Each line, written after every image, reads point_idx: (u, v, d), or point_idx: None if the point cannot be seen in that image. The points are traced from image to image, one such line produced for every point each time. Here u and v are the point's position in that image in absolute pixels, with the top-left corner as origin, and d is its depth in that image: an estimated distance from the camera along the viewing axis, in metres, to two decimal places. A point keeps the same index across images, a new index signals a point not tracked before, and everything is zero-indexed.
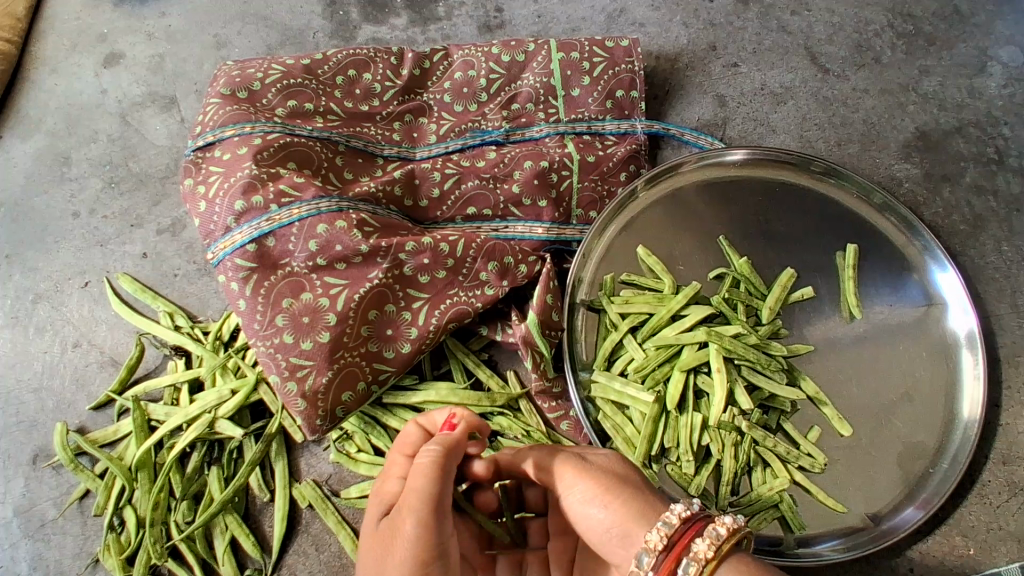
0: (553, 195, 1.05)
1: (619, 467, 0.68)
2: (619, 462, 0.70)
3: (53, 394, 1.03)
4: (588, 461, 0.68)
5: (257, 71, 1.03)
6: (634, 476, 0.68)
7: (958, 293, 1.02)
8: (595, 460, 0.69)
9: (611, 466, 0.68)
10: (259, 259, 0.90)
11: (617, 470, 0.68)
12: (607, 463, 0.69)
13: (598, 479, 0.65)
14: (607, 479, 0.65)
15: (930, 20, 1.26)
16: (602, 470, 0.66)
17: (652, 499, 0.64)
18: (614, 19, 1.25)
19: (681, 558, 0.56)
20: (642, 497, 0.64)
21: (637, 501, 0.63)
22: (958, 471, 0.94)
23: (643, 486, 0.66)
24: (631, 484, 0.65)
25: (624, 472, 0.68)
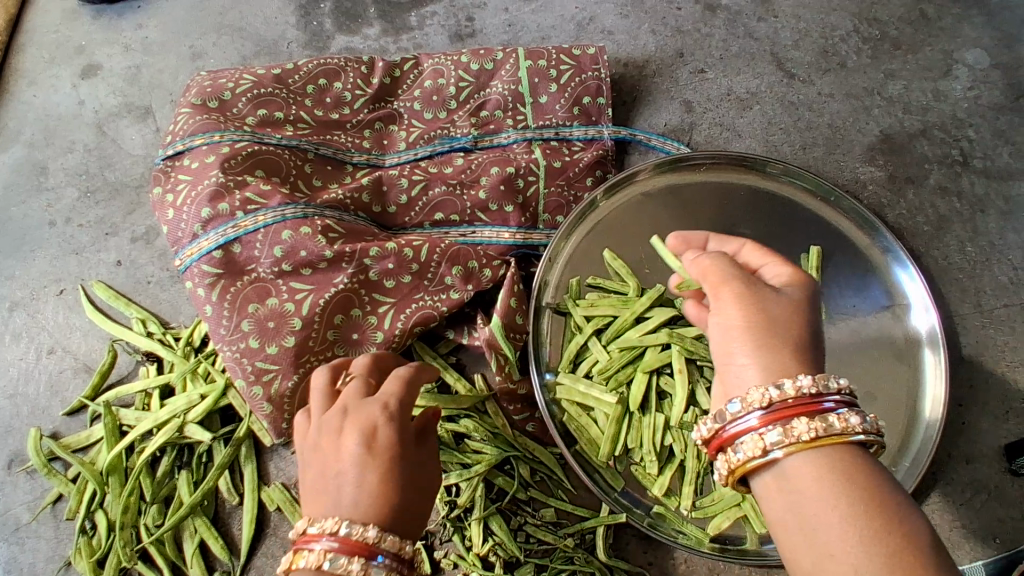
0: (519, 201, 1.07)
1: (796, 306, 0.61)
2: (797, 298, 0.62)
3: (28, 400, 1.05)
4: (761, 291, 0.61)
5: (228, 81, 1.05)
6: (803, 324, 0.60)
7: (921, 292, 1.03)
8: (771, 290, 0.61)
9: (781, 306, 0.61)
10: (225, 265, 0.91)
11: (790, 305, 0.61)
12: (784, 298, 0.61)
13: (751, 313, 0.60)
14: (762, 320, 0.59)
15: (897, 25, 1.28)
16: (764, 306, 0.60)
17: (805, 354, 0.59)
18: (583, 27, 1.27)
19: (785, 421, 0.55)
20: (792, 348, 0.58)
21: (784, 353, 0.58)
22: (920, 470, 0.96)
23: (807, 335, 0.60)
24: (791, 331, 0.59)
25: (796, 317, 0.60)
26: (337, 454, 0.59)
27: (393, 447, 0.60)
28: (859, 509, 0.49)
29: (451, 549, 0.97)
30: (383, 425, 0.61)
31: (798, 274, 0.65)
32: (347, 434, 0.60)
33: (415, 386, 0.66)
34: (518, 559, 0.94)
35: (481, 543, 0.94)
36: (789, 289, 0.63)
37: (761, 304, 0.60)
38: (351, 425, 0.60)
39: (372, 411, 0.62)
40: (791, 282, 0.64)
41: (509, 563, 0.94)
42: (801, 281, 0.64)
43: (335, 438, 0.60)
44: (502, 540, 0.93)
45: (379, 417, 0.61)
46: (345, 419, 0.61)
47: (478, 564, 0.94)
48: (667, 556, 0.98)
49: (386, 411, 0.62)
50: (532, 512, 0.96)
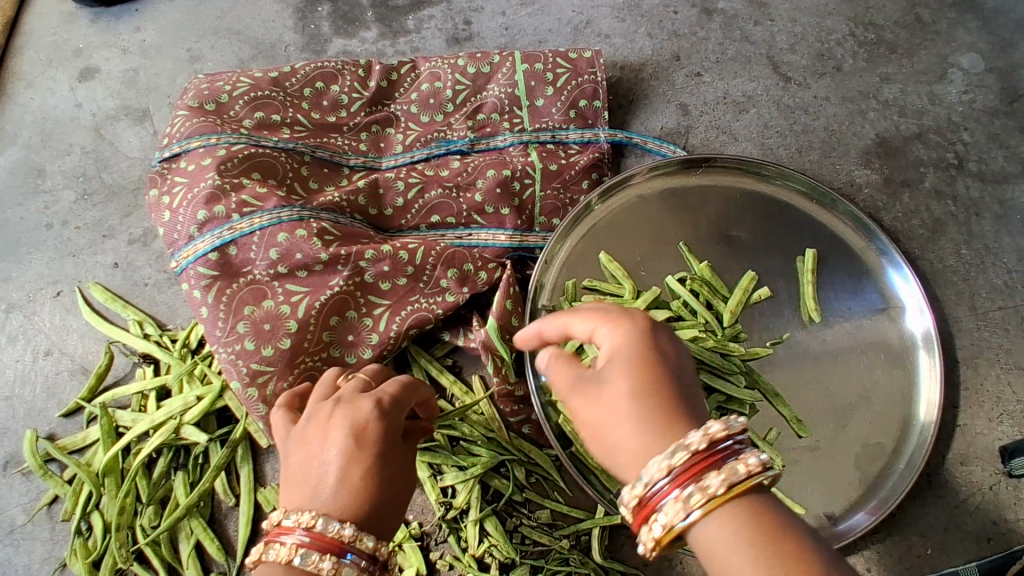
0: (516, 203, 1.07)
1: (628, 378, 0.57)
2: (606, 367, 0.59)
3: (24, 402, 1.05)
4: (593, 391, 0.59)
5: (225, 84, 1.06)
6: (659, 392, 0.57)
7: (914, 294, 1.04)
8: (616, 369, 0.59)
9: (600, 399, 0.58)
10: (221, 267, 0.92)
11: (640, 373, 0.57)
12: (612, 376, 0.58)
13: (598, 415, 0.58)
14: (601, 422, 0.58)
15: (892, 29, 1.29)
16: (612, 391, 0.58)
17: (668, 422, 0.55)
18: (580, 31, 1.28)
19: (698, 478, 0.51)
20: (653, 424, 0.55)
21: (639, 435, 0.55)
22: (915, 471, 0.96)
23: (665, 402, 0.56)
24: (645, 407, 0.56)
25: (644, 390, 0.57)
26: (323, 445, 0.62)
27: (375, 444, 0.63)
28: (792, 555, 0.47)
29: (446, 551, 0.97)
30: (370, 422, 0.64)
31: (621, 338, 0.60)
32: (337, 427, 0.63)
33: (408, 393, 0.70)
34: (513, 560, 0.94)
35: (476, 544, 0.94)
36: (608, 364, 0.59)
37: (606, 395, 0.58)
38: (341, 418, 0.64)
39: (365, 407, 0.65)
40: (608, 349, 0.60)
41: (504, 564, 0.94)
42: (620, 351, 0.59)
43: (326, 430, 0.63)
44: (498, 541, 0.93)
45: (369, 414, 0.64)
46: (338, 412, 0.65)
47: (474, 565, 0.94)
48: (662, 558, 0.98)
49: (376, 409, 0.65)
50: (527, 514, 0.97)
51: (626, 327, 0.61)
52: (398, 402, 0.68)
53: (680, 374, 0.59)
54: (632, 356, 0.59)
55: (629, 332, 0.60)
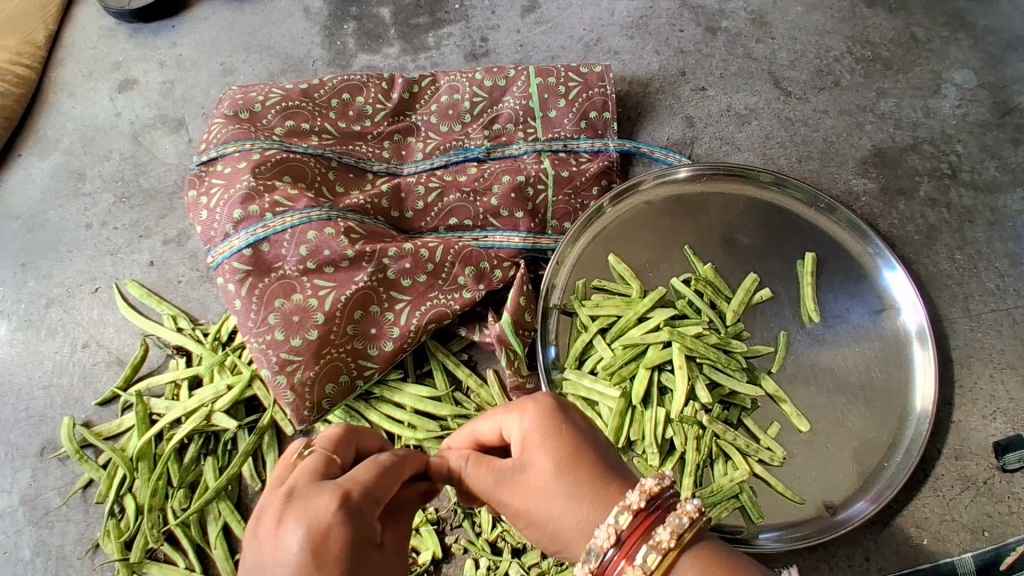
0: (529, 207, 1.13)
1: (549, 452, 0.59)
2: (525, 448, 0.60)
3: (62, 390, 1.11)
4: (510, 488, 0.59)
5: (258, 94, 1.13)
6: (578, 456, 0.59)
7: (907, 293, 1.08)
8: (531, 457, 0.59)
9: (523, 489, 0.59)
10: (254, 262, 0.98)
11: (559, 448, 0.59)
12: (533, 460, 0.59)
13: (528, 506, 0.58)
14: (527, 515, 0.59)
15: (888, 46, 1.35)
16: (540, 472, 0.58)
17: (598, 485, 0.57)
18: (591, 47, 1.35)
19: (643, 540, 0.53)
20: (586, 492, 0.57)
21: (576, 508, 0.57)
22: (910, 462, 0.99)
23: (592, 465, 0.58)
24: (572, 477, 0.58)
25: (562, 468, 0.58)
26: (278, 559, 0.45)
27: (346, 559, 0.46)
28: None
29: (461, 535, 1.01)
30: (339, 526, 0.47)
31: (526, 424, 0.61)
32: (295, 534, 0.46)
33: (384, 480, 0.54)
34: (525, 545, 0.98)
35: (490, 529, 0.99)
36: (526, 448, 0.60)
37: (531, 482, 0.58)
38: (301, 516, 0.47)
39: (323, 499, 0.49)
40: (521, 433, 0.60)
41: (516, 549, 0.99)
42: (529, 437, 0.60)
43: (282, 537, 0.46)
44: (510, 526, 0.98)
45: (336, 513, 0.48)
46: (295, 509, 0.48)
47: (487, 549, 0.98)
48: None
49: (344, 506, 0.49)
50: None
51: (537, 404, 0.62)
52: (370, 494, 0.52)
53: (587, 437, 0.61)
54: (555, 430, 0.60)
55: (543, 409, 0.61)
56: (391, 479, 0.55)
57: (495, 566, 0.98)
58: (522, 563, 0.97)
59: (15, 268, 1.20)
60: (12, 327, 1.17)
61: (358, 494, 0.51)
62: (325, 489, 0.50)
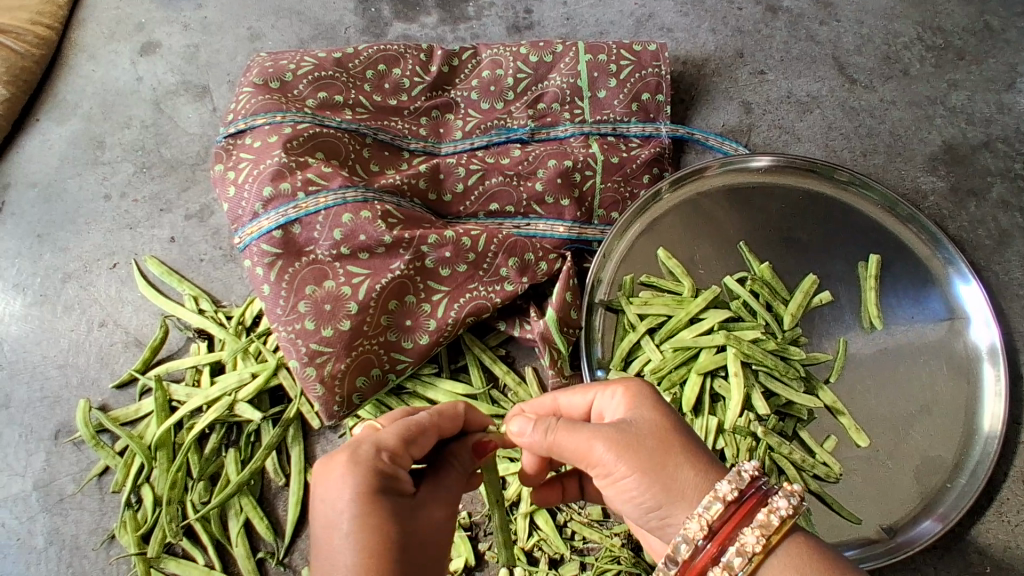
0: (576, 194, 1.05)
1: (657, 414, 0.60)
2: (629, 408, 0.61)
3: (78, 371, 1.06)
4: (616, 441, 0.58)
5: (289, 62, 1.04)
6: (684, 427, 0.60)
7: (981, 306, 1.01)
8: (637, 416, 0.59)
9: (633, 437, 0.57)
10: (284, 245, 0.91)
11: (666, 413, 0.60)
12: (640, 417, 0.59)
13: (639, 455, 0.56)
14: (636, 468, 0.56)
15: (961, 34, 1.24)
16: (650, 426, 0.58)
17: (705, 454, 0.58)
18: (643, 23, 1.26)
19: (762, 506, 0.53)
20: (696, 454, 0.57)
21: (688, 464, 0.56)
22: (977, 486, 0.93)
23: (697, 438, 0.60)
24: (682, 438, 0.58)
25: (671, 430, 0.58)
26: (328, 512, 0.53)
27: (383, 510, 0.54)
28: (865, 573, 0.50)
29: (494, 543, 0.96)
30: (373, 480, 0.55)
31: (628, 392, 0.62)
32: (338, 489, 0.54)
33: (416, 436, 0.61)
34: (562, 556, 0.93)
35: (525, 537, 0.94)
36: (632, 409, 0.61)
37: (641, 432, 0.58)
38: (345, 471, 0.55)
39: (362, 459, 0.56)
40: (625, 399, 0.62)
41: (552, 560, 0.94)
42: (633, 401, 0.61)
43: (333, 491, 0.54)
44: (547, 535, 0.93)
45: (370, 468, 0.55)
46: (337, 465, 0.56)
47: (522, 558, 0.93)
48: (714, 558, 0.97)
49: (378, 461, 0.56)
50: (578, 509, 0.95)
51: (638, 380, 0.64)
52: (403, 449, 0.59)
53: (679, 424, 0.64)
54: (658, 401, 0.62)
55: (642, 383, 0.64)
56: (426, 436, 0.62)
57: None
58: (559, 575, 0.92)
59: (30, 239, 1.14)
60: (28, 302, 1.11)
61: (393, 452, 0.58)
62: (362, 450, 0.57)
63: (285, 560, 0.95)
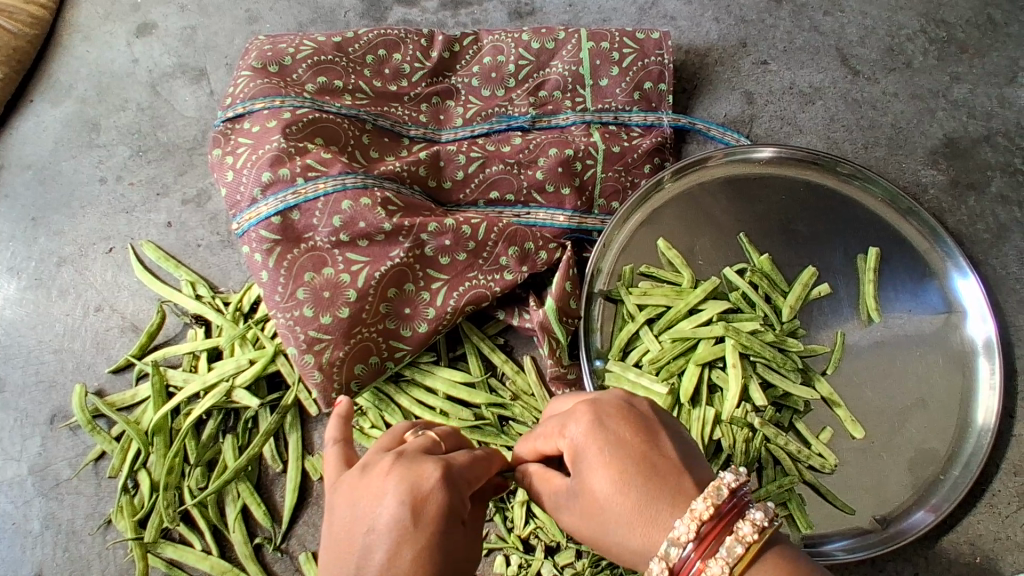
0: (576, 183, 1.05)
1: (596, 474, 0.55)
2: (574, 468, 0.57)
3: (74, 356, 1.05)
4: (571, 511, 0.58)
5: (289, 46, 1.03)
6: (627, 473, 0.54)
7: (978, 301, 1.01)
8: (579, 481, 0.56)
9: (581, 511, 0.57)
10: (283, 231, 0.91)
11: (605, 470, 0.55)
12: (580, 484, 0.56)
13: (586, 526, 0.57)
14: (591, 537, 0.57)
15: (964, 28, 1.23)
16: (593, 496, 0.55)
17: (651, 507, 0.53)
18: (646, 11, 1.24)
19: (721, 540, 0.50)
20: (639, 515, 0.53)
21: (631, 532, 0.53)
22: (970, 478, 0.94)
23: (642, 480, 0.54)
24: (621, 503, 0.53)
25: (610, 498, 0.54)
26: (374, 517, 0.48)
27: (447, 502, 0.50)
28: None
29: (491, 530, 0.97)
30: (426, 487, 0.50)
31: (573, 451, 0.57)
32: (385, 491, 0.49)
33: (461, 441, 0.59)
34: (559, 544, 0.94)
35: (522, 525, 0.94)
36: (576, 469, 0.57)
37: (585, 502, 0.56)
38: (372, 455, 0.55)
39: (419, 460, 0.52)
40: (570, 454, 0.58)
41: (549, 547, 0.95)
42: (576, 462, 0.57)
43: (360, 488, 0.51)
44: (544, 524, 0.94)
45: (422, 465, 0.51)
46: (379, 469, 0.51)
47: (519, 546, 0.94)
48: None
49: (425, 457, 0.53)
50: None
51: (582, 419, 0.58)
52: (436, 441, 0.57)
53: (637, 445, 0.55)
54: (597, 456, 0.55)
55: (583, 431, 0.57)
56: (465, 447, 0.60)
57: (527, 564, 0.94)
58: (556, 563, 0.93)
59: (25, 222, 1.13)
60: (22, 286, 1.10)
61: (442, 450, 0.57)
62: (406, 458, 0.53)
63: (282, 546, 0.95)
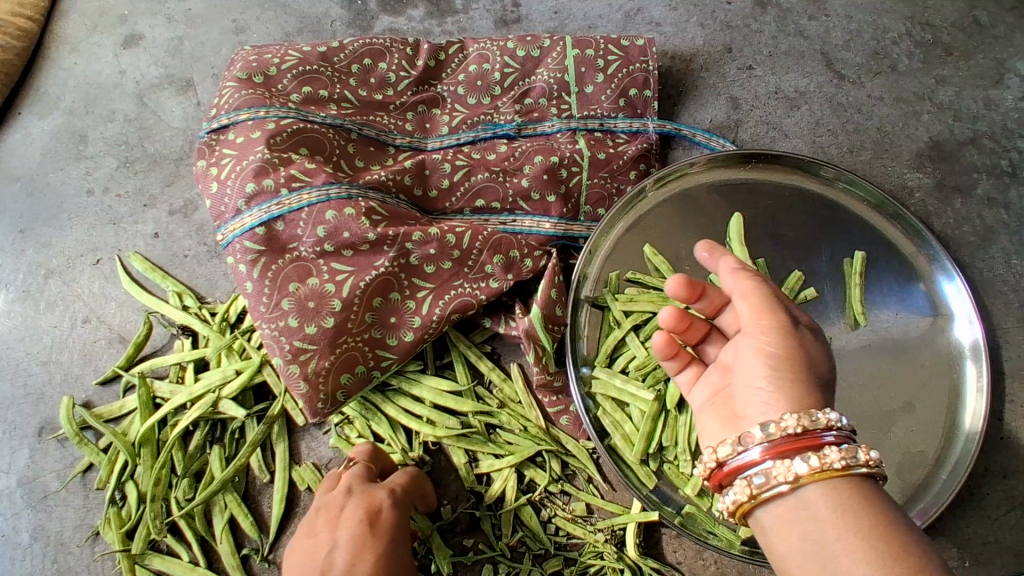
0: (562, 191, 1.05)
1: (760, 344, 0.65)
2: (765, 311, 0.66)
3: (61, 368, 1.05)
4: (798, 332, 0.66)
5: (273, 57, 1.03)
6: (795, 356, 0.64)
7: (964, 304, 1.02)
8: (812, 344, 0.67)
9: (812, 350, 0.65)
10: (268, 242, 0.91)
11: (810, 352, 0.65)
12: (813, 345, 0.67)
13: (806, 360, 0.64)
14: (789, 354, 0.64)
15: (950, 30, 1.24)
16: (767, 351, 0.64)
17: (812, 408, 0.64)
18: (631, 17, 1.25)
19: (784, 458, 0.58)
20: (779, 387, 0.62)
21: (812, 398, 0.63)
22: (958, 482, 0.95)
23: (798, 372, 0.63)
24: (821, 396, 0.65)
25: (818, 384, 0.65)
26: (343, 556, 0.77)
27: (388, 535, 0.80)
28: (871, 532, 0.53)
29: (480, 538, 0.98)
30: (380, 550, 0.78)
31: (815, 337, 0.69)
32: (351, 519, 0.80)
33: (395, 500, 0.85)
34: (547, 551, 0.95)
35: (510, 533, 0.96)
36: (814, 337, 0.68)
37: (813, 355, 0.65)
38: (354, 514, 0.80)
39: (379, 495, 0.83)
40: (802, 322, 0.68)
41: (537, 556, 0.96)
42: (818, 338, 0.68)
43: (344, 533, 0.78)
44: (532, 532, 0.96)
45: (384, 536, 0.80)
46: (357, 527, 0.79)
47: (507, 553, 0.95)
48: (698, 557, 0.97)
49: (390, 523, 0.81)
50: (562, 505, 0.97)
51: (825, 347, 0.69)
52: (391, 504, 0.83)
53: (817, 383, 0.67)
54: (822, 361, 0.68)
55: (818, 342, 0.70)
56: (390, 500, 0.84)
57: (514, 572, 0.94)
58: (544, 570, 0.94)
59: (13, 234, 1.13)
60: (10, 299, 1.10)
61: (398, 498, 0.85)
62: (383, 515, 0.82)
63: (269, 556, 0.95)
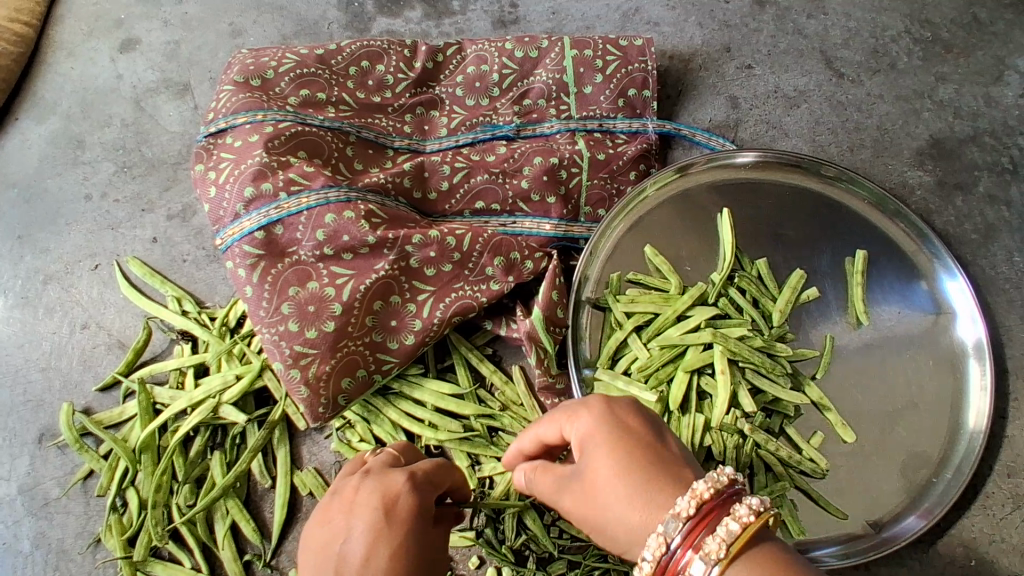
0: (562, 192, 1.04)
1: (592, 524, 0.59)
2: (557, 491, 0.62)
3: (60, 374, 1.05)
4: (573, 479, 0.59)
5: (271, 60, 1.03)
6: (600, 510, 0.57)
7: (968, 302, 1.01)
8: (589, 458, 0.58)
9: (591, 474, 0.58)
10: (267, 246, 0.91)
11: (595, 487, 0.57)
12: (592, 458, 0.58)
13: (609, 491, 0.56)
14: (594, 501, 0.57)
15: (949, 27, 1.23)
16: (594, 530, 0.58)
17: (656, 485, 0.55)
18: (629, 17, 1.25)
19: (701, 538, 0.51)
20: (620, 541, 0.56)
21: (647, 506, 0.54)
22: (961, 481, 0.95)
23: (614, 521, 0.56)
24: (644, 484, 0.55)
25: (634, 475, 0.55)
26: None
27: (411, 534, 0.60)
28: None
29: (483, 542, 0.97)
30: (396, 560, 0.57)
31: (589, 425, 0.60)
32: (362, 502, 0.61)
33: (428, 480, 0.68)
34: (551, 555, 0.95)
35: (513, 537, 0.94)
36: (582, 450, 0.60)
37: (589, 477, 0.58)
38: (369, 498, 0.62)
39: (396, 480, 0.65)
40: (579, 440, 0.60)
41: (541, 559, 0.95)
42: (592, 420, 0.60)
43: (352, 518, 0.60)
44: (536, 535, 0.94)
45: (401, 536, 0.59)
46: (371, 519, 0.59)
47: (509, 558, 0.94)
48: None
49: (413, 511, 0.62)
50: None
51: (595, 407, 0.61)
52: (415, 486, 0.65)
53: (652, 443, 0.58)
54: (620, 428, 0.59)
55: (603, 406, 0.61)
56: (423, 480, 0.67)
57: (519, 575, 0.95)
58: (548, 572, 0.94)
59: (11, 240, 1.13)
60: (9, 305, 1.10)
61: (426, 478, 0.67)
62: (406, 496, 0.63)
63: (272, 562, 0.94)
